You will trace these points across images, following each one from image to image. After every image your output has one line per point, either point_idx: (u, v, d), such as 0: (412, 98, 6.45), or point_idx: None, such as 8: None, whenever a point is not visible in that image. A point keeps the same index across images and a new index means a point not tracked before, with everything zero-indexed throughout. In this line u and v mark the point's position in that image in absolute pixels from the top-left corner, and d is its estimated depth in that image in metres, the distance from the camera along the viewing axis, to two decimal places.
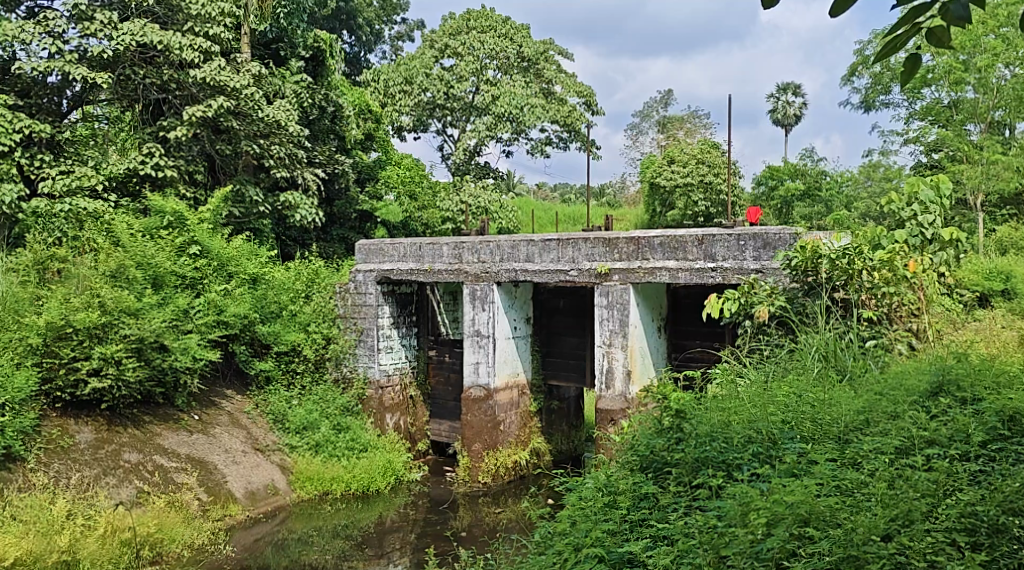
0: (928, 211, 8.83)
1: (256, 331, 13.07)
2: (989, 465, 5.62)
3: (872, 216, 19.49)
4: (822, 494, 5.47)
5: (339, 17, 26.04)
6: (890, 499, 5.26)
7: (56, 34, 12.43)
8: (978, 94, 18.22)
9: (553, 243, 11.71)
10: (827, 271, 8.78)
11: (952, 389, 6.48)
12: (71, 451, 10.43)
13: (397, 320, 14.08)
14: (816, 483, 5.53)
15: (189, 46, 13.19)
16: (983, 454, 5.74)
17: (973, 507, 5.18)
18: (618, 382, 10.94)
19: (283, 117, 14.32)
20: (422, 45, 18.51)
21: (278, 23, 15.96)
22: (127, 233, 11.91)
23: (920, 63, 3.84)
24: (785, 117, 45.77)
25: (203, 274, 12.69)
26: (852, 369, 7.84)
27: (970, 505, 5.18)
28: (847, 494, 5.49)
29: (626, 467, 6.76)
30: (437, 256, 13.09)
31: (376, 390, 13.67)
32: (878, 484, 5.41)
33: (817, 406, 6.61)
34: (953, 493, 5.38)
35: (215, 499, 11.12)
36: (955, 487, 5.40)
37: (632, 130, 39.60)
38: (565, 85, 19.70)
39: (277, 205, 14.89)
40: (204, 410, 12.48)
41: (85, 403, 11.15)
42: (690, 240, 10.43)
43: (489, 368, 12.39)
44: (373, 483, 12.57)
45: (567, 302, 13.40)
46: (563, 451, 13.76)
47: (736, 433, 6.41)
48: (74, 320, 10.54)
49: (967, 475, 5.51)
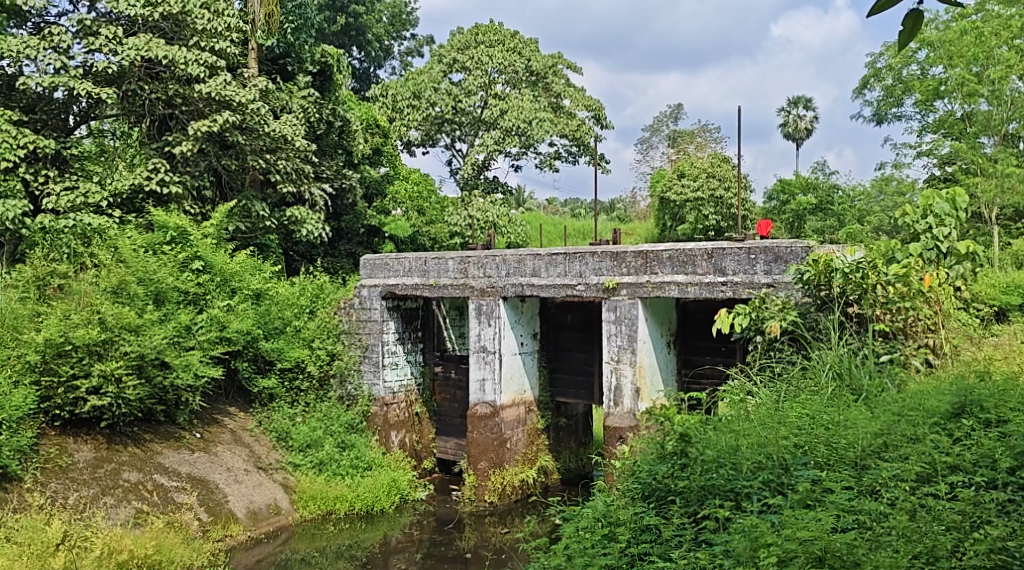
0: (943, 224, 8.53)
1: (259, 347, 12.86)
2: (1018, 494, 5.33)
3: (885, 231, 19.16)
4: (839, 528, 5.20)
5: (348, 33, 26.01)
6: (913, 535, 4.99)
7: (61, 50, 12.31)
8: (991, 106, 17.89)
9: (559, 257, 11.44)
10: (840, 285, 8.51)
11: (975, 410, 6.18)
12: (69, 470, 10.23)
13: (402, 336, 13.84)
14: (832, 516, 5.27)
15: (194, 62, 13.04)
16: (1012, 482, 5.43)
17: (1005, 541, 4.88)
18: (627, 399, 10.67)
19: (290, 132, 14.10)
20: (430, 60, 18.40)
21: (285, 38, 15.74)
22: (130, 249, 11.70)
23: (921, 19, 3.59)
24: (796, 131, 45.38)
25: (205, 289, 12.49)
26: (868, 389, 7.57)
27: (1000, 540, 4.89)
28: (866, 529, 5.22)
29: (627, 496, 6.47)
30: (441, 271, 12.83)
31: (380, 406, 13.41)
32: (899, 517, 5.13)
33: (832, 430, 6.30)
34: (980, 526, 5.09)
35: (215, 519, 10.87)
36: (983, 520, 5.10)
37: (643, 145, 39.29)
38: (574, 99, 19.49)
39: (283, 220, 14.69)
40: (206, 428, 12.25)
41: (85, 421, 10.97)
42: (699, 254, 10.13)
43: (496, 385, 12.13)
44: (377, 503, 12.29)
45: (574, 317, 13.16)
46: (570, 470, 13.49)
47: (745, 459, 6.10)
48: (73, 337, 10.35)
49: (995, 505, 5.22)
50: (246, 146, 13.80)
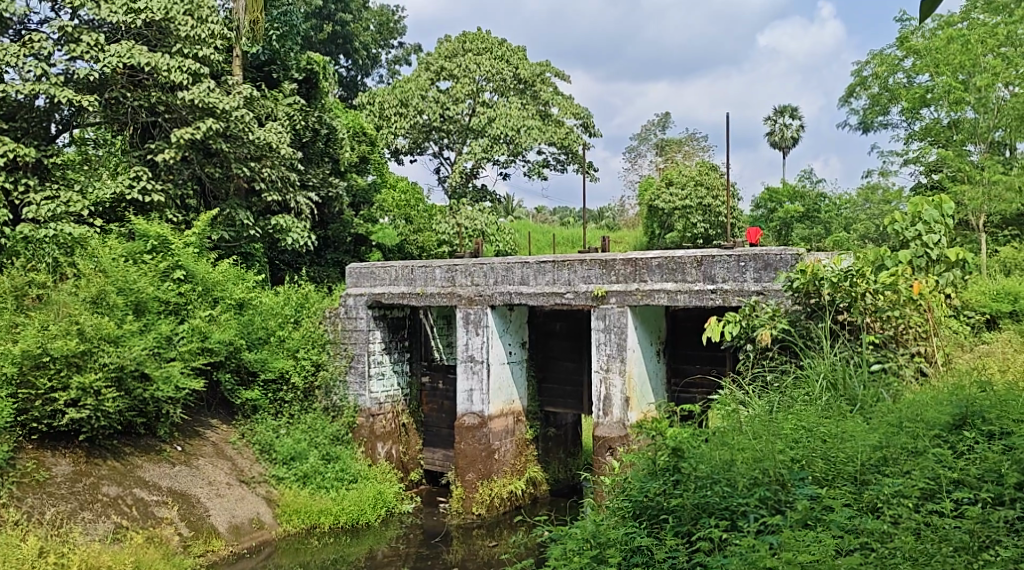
0: (932, 231, 8.32)
1: (242, 358, 12.57)
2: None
3: (871, 239, 19.05)
4: (844, 551, 5.04)
5: (335, 41, 25.86)
6: (920, 557, 4.86)
7: (42, 57, 12.07)
8: (977, 114, 17.74)
9: (548, 264, 11.24)
10: (829, 294, 8.35)
11: (977, 422, 6.04)
12: (46, 484, 9.95)
13: (388, 346, 13.63)
14: (836, 538, 5.12)
15: (177, 69, 12.80)
16: (1020, 498, 5.29)
17: (1016, 564, 4.76)
18: (617, 409, 10.48)
19: (275, 140, 13.91)
20: (417, 68, 18.26)
21: (271, 45, 15.63)
22: (110, 258, 11.43)
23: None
24: (783, 140, 45.40)
25: (187, 299, 12.18)
26: (862, 399, 7.40)
27: (1012, 562, 4.76)
28: (871, 550, 5.06)
29: (617, 515, 6.26)
30: (429, 279, 12.61)
31: (366, 417, 13.21)
32: (905, 537, 4.99)
33: (829, 443, 6.13)
34: (990, 546, 4.95)
35: (197, 534, 10.61)
36: (992, 540, 4.97)
37: (631, 153, 39.11)
38: (562, 106, 19.33)
39: (268, 228, 14.45)
40: (187, 441, 11.97)
41: (63, 435, 10.70)
42: (688, 261, 9.96)
43: (483, 395, 11.92)
44: (363, 516, 12.05)
45: (563, 326, 12.96)
46: (560, 480, 13.31)
47: (740, 475, 5.89)
48: (50, 348, 10.10)
49: (1004, 524, 5.08)
50: (230, 154, 13.57)
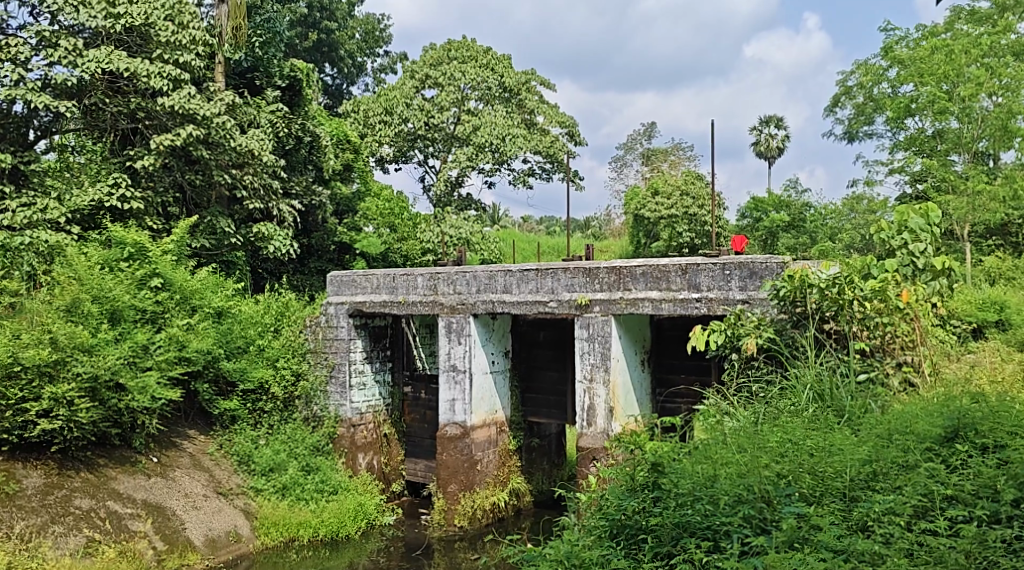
0: (918, 240, 8.18)
1: (220, 367, 12.30)
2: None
3: (857, 248, 18.97)
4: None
5: (320, 49, 25.68)
6: None
7: (19, 61, 11.80)
8: (962, 124, 17.70)
9: (531, 272, 11.04)
10: (816, 302, 8.18)
11: (969, 434, 5.90)
12: (16, 497, 9.67)
13: (370, 355, 13.41)
14: (825, 561, 4.96)
15: (157, 74, 12.53)
16: (1017, 515, 5.17)
17: None
18: (600, 419, 10.29)
19: (257, 146, 13.62)
20: (402, 76, 18.10)
21: (254, 52, 15.37)
22: (84, 266, 11.12)
23: None
24: (768, 150, 45.48)
25: (165, 308, 11.81)
26: (850, 410, 7.24)
27: None
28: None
29: (595, 533, 6.07)
30: (411, 288, 12.39)
31: (347, 428, 12.96)
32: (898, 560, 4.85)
33: (817, 457, 5.95)
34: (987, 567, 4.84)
35: (172, 548, 10.33)
36: (989, 561, 4.86)
37: (617, 162, 39.01)
38: (547, 115, 19.20)
39: (250, 236, 14.21)
40: (163, 452, 11.66)
41: (34, 446, 10.39)
42: (673, 269, 9.80)
43: (466, 406, 11.70)
44: (343, 528, 11.81)
45: (547, 335, 12.79)
46: (543, 492, 13.11)
47: (724, 493, 5.67)
48: (22, 357, 9.84)
49: (1002, 544, 4.95)
50: (210, 161, 13.31)
